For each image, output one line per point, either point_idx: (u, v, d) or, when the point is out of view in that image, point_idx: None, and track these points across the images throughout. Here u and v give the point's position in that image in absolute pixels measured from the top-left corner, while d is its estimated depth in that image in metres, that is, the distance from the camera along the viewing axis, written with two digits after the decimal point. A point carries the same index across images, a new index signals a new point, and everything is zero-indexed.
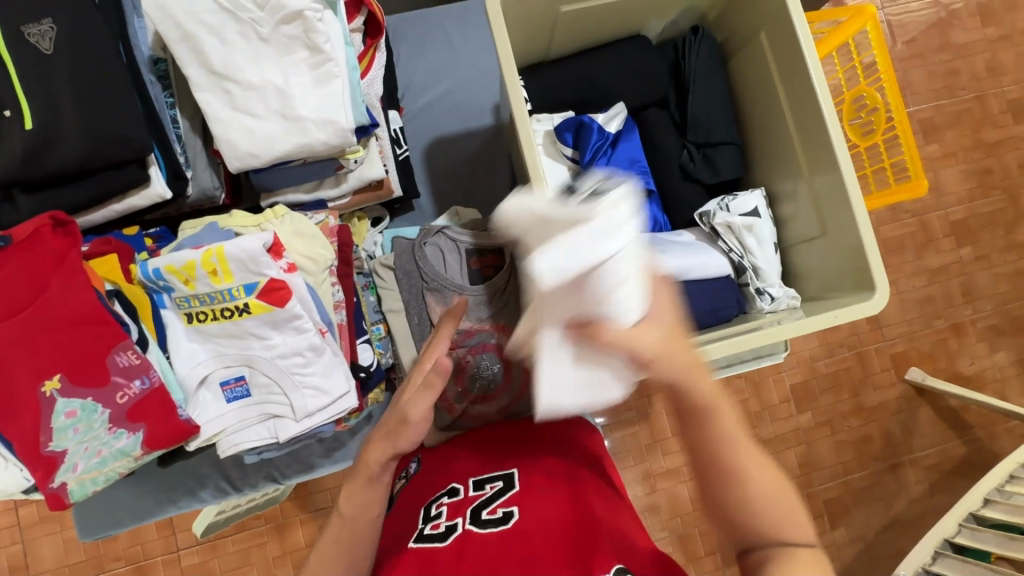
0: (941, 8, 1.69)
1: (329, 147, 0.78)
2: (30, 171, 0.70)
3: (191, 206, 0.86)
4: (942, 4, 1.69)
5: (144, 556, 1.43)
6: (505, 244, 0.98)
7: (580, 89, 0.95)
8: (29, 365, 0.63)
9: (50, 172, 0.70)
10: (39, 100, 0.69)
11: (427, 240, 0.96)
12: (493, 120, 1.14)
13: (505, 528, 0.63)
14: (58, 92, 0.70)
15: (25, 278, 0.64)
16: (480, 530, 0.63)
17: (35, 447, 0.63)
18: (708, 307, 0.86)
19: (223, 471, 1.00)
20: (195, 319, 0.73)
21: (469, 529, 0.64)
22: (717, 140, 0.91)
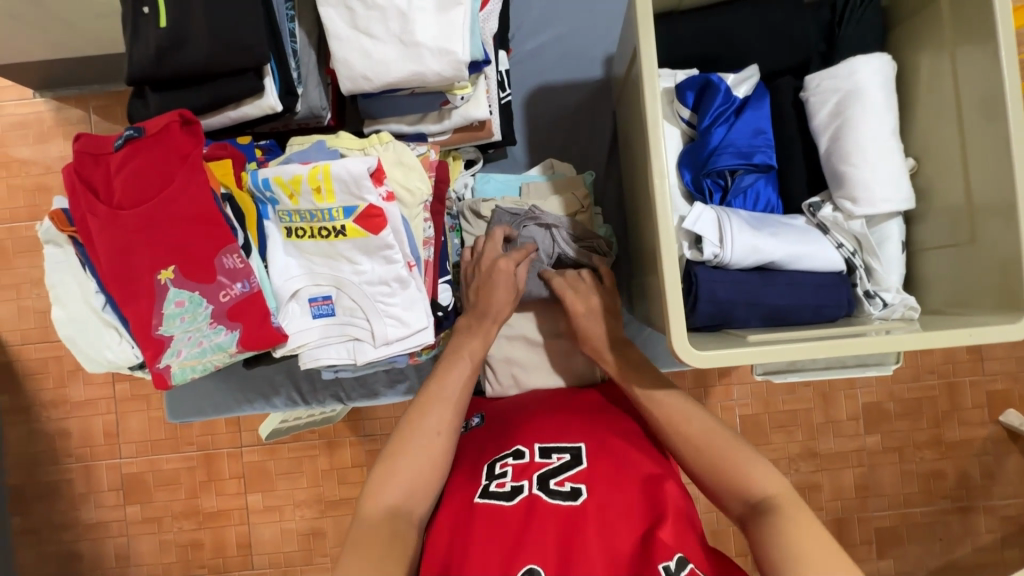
0: None
1: (441, 79, 0.76)
2: (162, 68, 0.73)
3: (298, 123, 0.87)
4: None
5: (212, 444, 1.57)
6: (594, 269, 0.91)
7: (708, 46, 0.87)
8: (149, 253, 0.67)
9: (179, 74, 0.73)
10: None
11: (526, 224, 0.91)
12: (602, 73, 1.08)
13: (574, 505, 0.63)
14: None
15: (151, 170, 0.67)
16: (550, 500, 0.64)
17: (148, 328, 0.68)
18: (812, 304, 0.79)
19: (295, 382, 1.06)
20: (294, 235, 0.75)
21: (537, 497, 0.64)
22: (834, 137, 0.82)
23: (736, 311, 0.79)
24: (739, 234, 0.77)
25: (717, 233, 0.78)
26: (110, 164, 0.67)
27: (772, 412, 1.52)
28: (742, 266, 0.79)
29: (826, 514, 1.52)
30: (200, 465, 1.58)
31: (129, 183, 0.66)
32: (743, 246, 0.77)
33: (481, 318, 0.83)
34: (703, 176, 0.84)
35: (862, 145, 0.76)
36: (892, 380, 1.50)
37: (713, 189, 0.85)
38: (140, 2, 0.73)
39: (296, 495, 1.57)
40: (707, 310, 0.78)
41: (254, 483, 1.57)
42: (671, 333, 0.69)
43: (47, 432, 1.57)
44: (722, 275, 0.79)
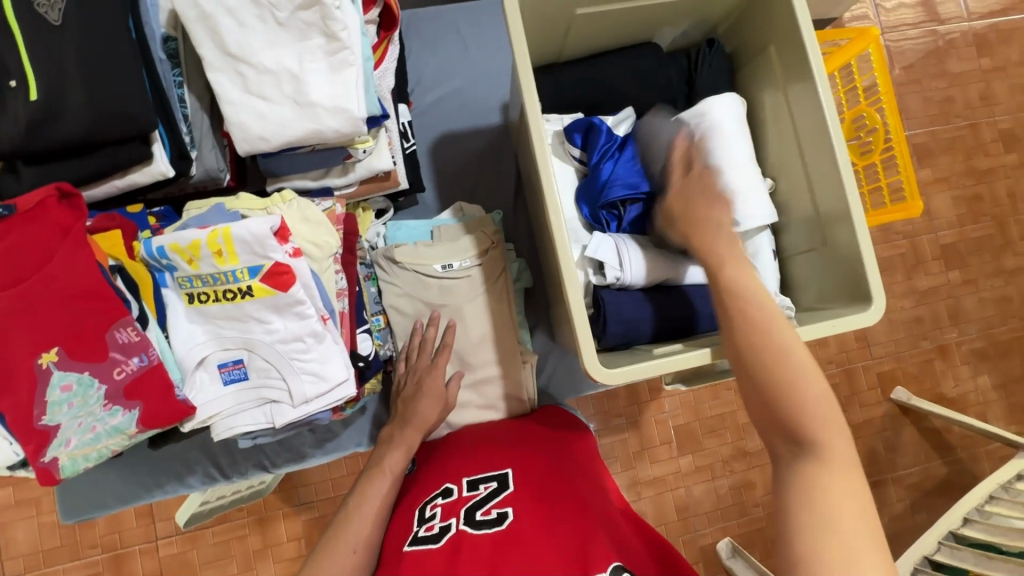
0: (939, 37, 1.73)
1: (340, 135, 0.78)
2: (35, 142, 0.69)
3: (194, 187, 0.85)
4: (939, 33, 1.73)
5: (121, 542, 1.41)
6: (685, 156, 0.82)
7: (589, 92, 0.96)
8: (25, 336, 0.62)
9: (56, 145, 0.70)
10: (46, 72, 0.69)
11: None
12: (501, 119, 1.15)
13: (500, 530, 0.62)
14: (66, 64, 0.69)
15: (24, 247, 0.62)
16: (474, 532, 0.62)
17: (27, 421, 0.62)
18: (707, 313, 0.87)
19: (212, 457, 0.98)
20: (196, 300, 0.73)
21: (463, 531, 0.63)
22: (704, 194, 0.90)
23: (643, 327, 0.85)
24: (635, 256, 0.85)
25: (616, 258, 0.85)
26: None
27: (700, 419, 1.61)
28: (641, 287, 0.86)
29: (762, 509, 1.61)
30: (108, 569, 1.40)
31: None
32: (640, 264, 0.85)
33: (405, 425, 0.85)
34: (599, 209, 0.91)
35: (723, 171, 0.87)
36: None
37: (610, 219, 0.92)
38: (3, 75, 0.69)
39: None
40: (617, 330, 0.84)
41: None
42: (582, 356, 0.73)
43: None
44: (626, 295, 0.85)
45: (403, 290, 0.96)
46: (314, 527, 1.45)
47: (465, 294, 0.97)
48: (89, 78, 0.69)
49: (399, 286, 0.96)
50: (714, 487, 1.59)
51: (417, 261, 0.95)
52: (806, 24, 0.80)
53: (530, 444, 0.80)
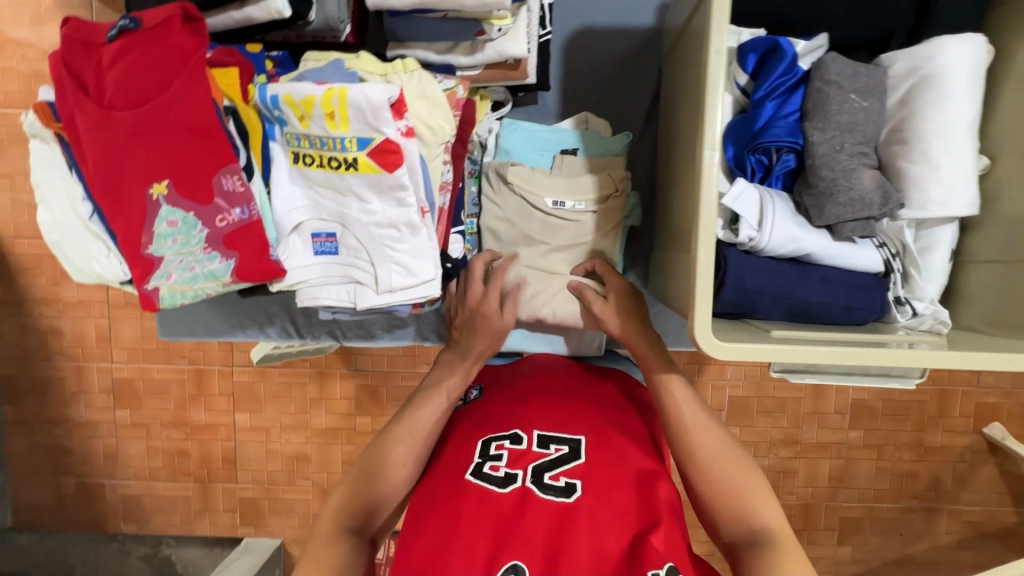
0: None
1: (478, 4, 0.67)
2: None
3: (311, 36, 0.77)
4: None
5: (202, 360, 1.57)
6: None
7: (783, 3, 0.76)
8: (141, 163, 0.61)
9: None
10: None
11: None
12: (655, 21, 0.97)
13: (566, 503, 0.61)
14: None
15: (147, 66, 0.59)
16: (542, 495, 0.62)
17: (136, 246, 0.63)
18: (843, 303, 0.74)
19: (290, 315, 1.02)
20: (301, 161, 0.69)
21: (530, 491, 0.62)
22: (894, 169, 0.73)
23: (762, 301, 0.74)
24: (780, 220, 0.72)
25: (757, 216, 0.73)
26: (103, 56, 0.60)
27: (761, 396, 1.51)
28: (775, 256, 0.74)
29: (796, 498, 1.55)
30: (190, 379, 1.58)
31: (122, 81, 0.59)
32: (784, 232, 0.72)
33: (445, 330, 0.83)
34: (748, 152, 0.76)
35: (927, 140, 0.69)
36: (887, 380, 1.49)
37: (756, 167, 0.77)
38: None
39: (283, 420, 1.58)
40: (732, 297, 0.74)
41: (242, 403, 1.59)
42: (693, 321, 0.65)
43: (38, 328, 1.55)
44: (754, 261, 0.74)
45: (504, 214, 0.89)
46: (362, 394, 1.55)
47: (573, 235, 0.87)
48: None
49: (506, 205, 0.88)
50: None
51: (528, 188, 0.86)
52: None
53: (600, 401, 0.75)
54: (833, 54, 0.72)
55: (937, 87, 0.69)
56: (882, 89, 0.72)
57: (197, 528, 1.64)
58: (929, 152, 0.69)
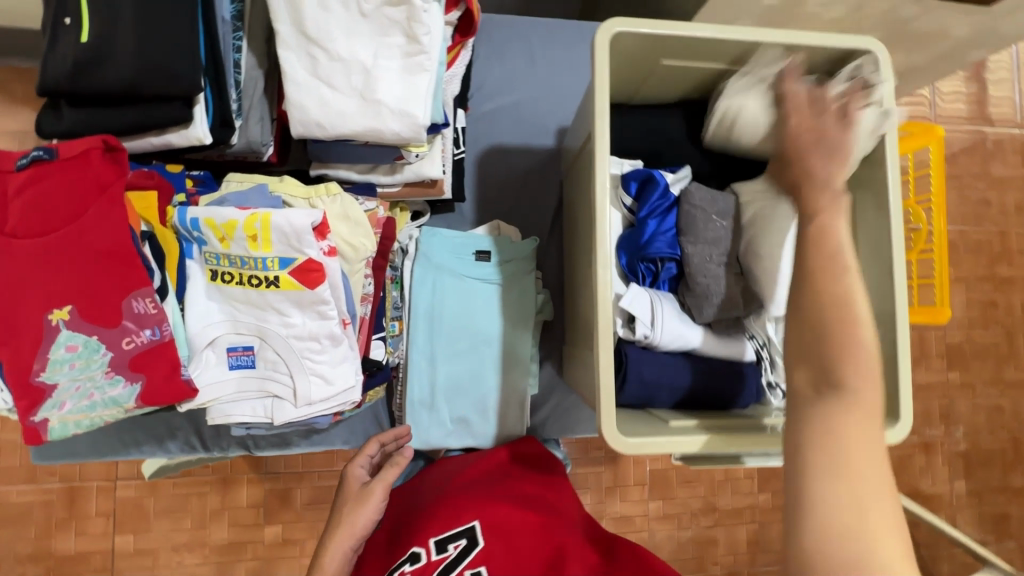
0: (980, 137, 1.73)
1: (398, 138, 0.75)
2: (76, 81, 0.66)
3: (235, 155, 0.81)
4: (986, 134, 1.74)
5: (80, 476, 1.38)
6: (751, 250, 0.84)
7: (654, 142, 0.93)
8: (40, 289, 0.59)
9: (96, 91, 0.66)
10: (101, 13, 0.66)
11: None
12: (554, 143, 1.13)
13: None
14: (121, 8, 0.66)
15: (57, 195, 0.59)
16: None
17: (26, 375, 0.59)
18: (726, 390, 0.85)
19: (196, 427, 0.96)
20: (219, 279, 0.70)
21: None
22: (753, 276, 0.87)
23: (660, 392, 0.83)
24: (668, 318, 0.83)
25: (649, 315, 0.83)
26: (7, 185, 0.59)
27: (678, 467, 1.59)
28: (668, 350, 0.85)
29: (720, 567, 1.60)
30: (61, 499, 1.37)
31: (27, 210, 0.59)
32: (672, 330, 0.83)
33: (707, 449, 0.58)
34: (638, 261, 0.88)
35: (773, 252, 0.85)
36: None
37: (646, 273, 0.89)
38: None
39: (175, 538, 1.40)
40: (635, 389, 0.83)
41: (126, 524, 1.39)
42: (600, 419, 0.71)
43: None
44: (649, 355, 0.84)
45: None
46: (273, 500, 1.42)
47: None
48: (142, 30, 0.66)
49: None
50: (676, 536, 1.57)
51: None
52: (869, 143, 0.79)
53: (489, 477, 0.84)
54: (695, 184, 0.88)
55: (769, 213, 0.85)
56: (735, 211, 0.88)
57: None
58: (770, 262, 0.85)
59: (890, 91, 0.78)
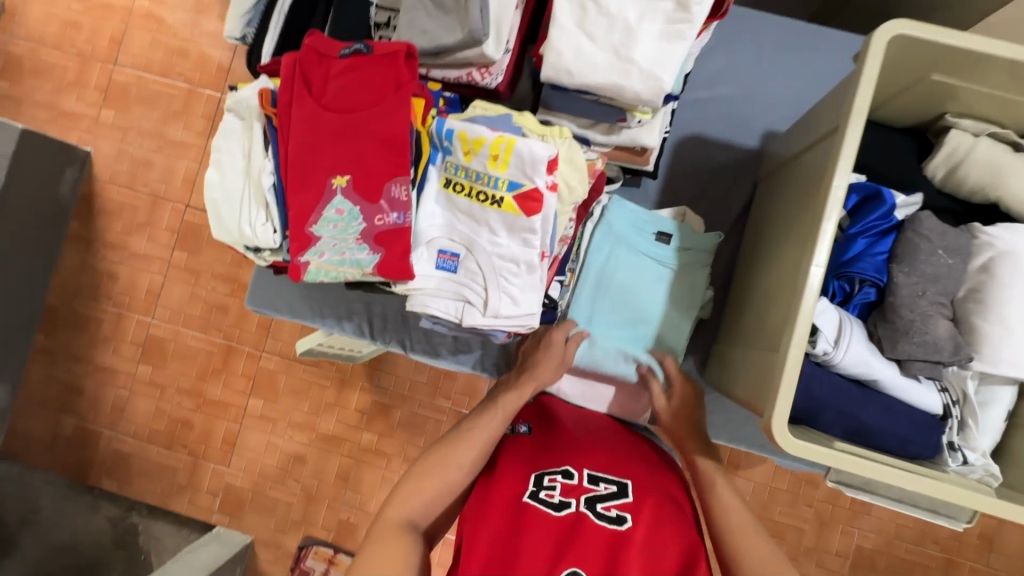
0: None
1: (636, 99, 0.79)
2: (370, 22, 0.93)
3: (467, 74, 0.88)
4: None
5: (237, 338, 1.63)
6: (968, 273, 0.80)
7: (883, 161, 0.88)
8: (333, 158, 0.72)
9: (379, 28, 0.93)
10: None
11: None
12: (757, 145, 1.11)
13: (618, 530, 0.69)
14: None
15: (366, 84, 0.72)
16: (596, 521, 0.70)
17: (304, 221, 0.72)
18: (901, 435, 0.79)
19: (369, 316, 1.10)
20: (452, 187, 0.80)
21: (585, 516, 0.70)
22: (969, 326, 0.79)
23: (825, 413, 0.80)
24: (856, 343, 0.80)
25: (835, 334, 0.80)
26: (331, 68, 0.72)
27: (764, 517, 1.46)
28: (845, 373, 0.81)
29: None
30: (220, 353, 1.63)
31: (342, 90, 0.72)
32: (857, 355, 0.79)
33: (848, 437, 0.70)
34: (832, 276, 0.86)
35: (1004, 306, 0.77)
36: (892, 532, 1.44)
37: (836, 291, 0.86)
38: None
39: (292, 416, 1.61)
40: (798, 401, 0.80)
41: (260, 389, 1.62)
42: (771, 412, 0.70)
43: (98, 268, 1.66)
44: (825, 374, 0.80)
45: None
46: (379, 411, 1.57)
47: None
48: None
49: None
50: None
51: None
52: None
53: (643, 454, 0.86)
54: (926, 213, 0.82)
55: (1010, 260, 0.78)
56: (966, 251, 0.80)
57: (173, 503, 1.63)
58: (1005, 319, 0.77)
59: None
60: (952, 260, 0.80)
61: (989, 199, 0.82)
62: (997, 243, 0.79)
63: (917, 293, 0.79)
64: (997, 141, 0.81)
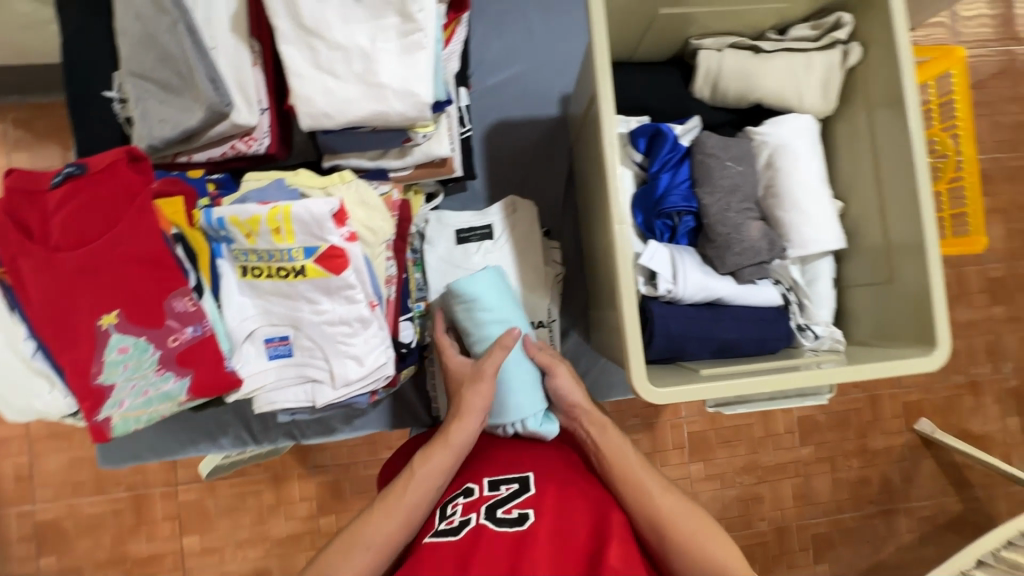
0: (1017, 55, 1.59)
1: (404, 119, 0.77)
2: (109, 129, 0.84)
3: (231, 147, 0.81)
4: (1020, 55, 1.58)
5: (143, 484, 1.44)
6: (761, 174, 0.87)
7: (659, 96, 0.92)
8: (89, 298, 0.63)
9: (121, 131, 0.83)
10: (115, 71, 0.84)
11: None
12: (559, 111, 1.12)
13: (520, 529, 0.67)
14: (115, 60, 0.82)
15: (94, 206, 0.64)
16: (496, 528, 0.68)
17: (85, 377, 0.64)
18: (757, 337, 0.85)
19: (245, 423, 1.01)
20: (250, 274, 0.73)
21: (483, 526, 0.68)
22: (776, 219, 0.86)
23: (688, 345, 0.84)
24: (690, 272, 0.83)
25: (670, 270, 0.83)
26: (47, 202, 0.63)
27: (717, 428, 1.54)
28: (692, 302, 0.84)
29: (768, 523, 1.56)
30: (129, 507, 1.44)
31: (68, 223, 0.63)
32: (694, 284, 0.83)
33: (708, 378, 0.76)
34: (654, 217, 0.88)
35: (795, 194, 0.84)
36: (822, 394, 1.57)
37: (663, 229, 0.89)
38: (104, 86, 0.88)
39: (237, 535, 1.46)
40: (662, 344, 0.83)
41: (190, 527, 1.46)
42: (630, 371, 0.72)
43: None
44: (675, 310, 0.83)
45: None
46: (323, 493, 1.47)
47: None
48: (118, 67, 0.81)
49: None
50: (721, 497, 1.53)
51: None
52: (833, 87, 0.85)
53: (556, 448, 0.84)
54: (705, 132, 0.87)
55: (785, 151, 0.85)
56: (750, 155, 0.86)
57: None
58: (799, 205, 0.84)
59: (900, 12, 0.77)
60: (742, 167, 0.85)
61: (751, 101, 0.88)
62: (770, 139, 0.85)
63: (725, 207, 0.84)
64: (738, 50, 0.88)
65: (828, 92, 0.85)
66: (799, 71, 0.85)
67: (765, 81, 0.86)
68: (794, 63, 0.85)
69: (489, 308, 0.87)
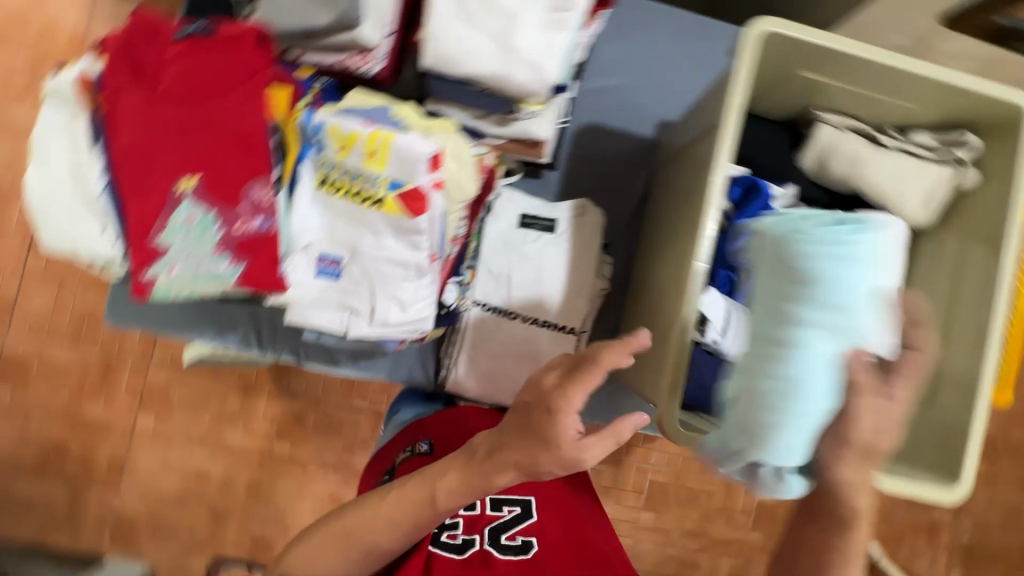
0: None
1: (523, 90, 0.76)
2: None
3: (344, 60, 0.80)
4: None
5: (118, 352, 1.42)
6: None
7: (763, 152, 0.91)
8: (174, 156, 0.64)
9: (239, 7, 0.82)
10: None
11: None
12: (652, 133, 1.12)
13: (524, 556, 0.72)
14: None
15: (208, 71, 0.65)
16: (502, 556, 0.72)
17: (145, 233, 0.63)
18: None
19: (257, 325, 1.00)
20: (328, 186, 0.72)
21: (489, 550, 0.73)
22: None
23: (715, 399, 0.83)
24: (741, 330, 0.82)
25: (723, 322, 0.82)
26: (166, 52, 0.65)
27: (679, 486, 1.54)
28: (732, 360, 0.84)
29: None
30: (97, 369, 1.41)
31: (181, 77, 0.64)
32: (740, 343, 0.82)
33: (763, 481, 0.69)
34: (720, 266, 0.88)
35: None
36: None
37: (724, 280, 0.89)
38: None
39: (190, 432, 1.44)
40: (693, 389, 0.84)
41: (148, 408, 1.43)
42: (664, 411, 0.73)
43: None
44: (714, 362, 0.84)
45: None
46: (289, 419, 1.45)
47: None
48: None
49: None
50: (662, 552, 1.52)
51: None
52: (936, 203, 0.84)
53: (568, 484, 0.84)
54: (800, 203, 0.86)
55: None
56: None
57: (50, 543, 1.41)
58: None
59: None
60: None
61: (851, 188, 0.88)
62: None
63: None
64: (856, 135, 0.87)
65: (930, 206, 0.84)
66: (908, 175, 0.84)
67: (873, 173, 0.85)
68: (906, 165, 0.84)
69: (841, 307, 0.60)
